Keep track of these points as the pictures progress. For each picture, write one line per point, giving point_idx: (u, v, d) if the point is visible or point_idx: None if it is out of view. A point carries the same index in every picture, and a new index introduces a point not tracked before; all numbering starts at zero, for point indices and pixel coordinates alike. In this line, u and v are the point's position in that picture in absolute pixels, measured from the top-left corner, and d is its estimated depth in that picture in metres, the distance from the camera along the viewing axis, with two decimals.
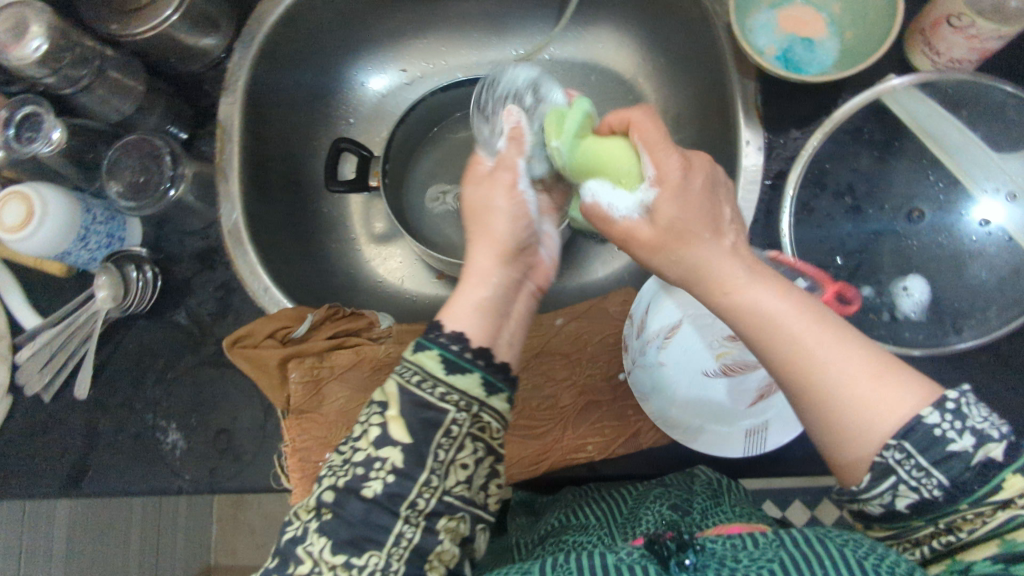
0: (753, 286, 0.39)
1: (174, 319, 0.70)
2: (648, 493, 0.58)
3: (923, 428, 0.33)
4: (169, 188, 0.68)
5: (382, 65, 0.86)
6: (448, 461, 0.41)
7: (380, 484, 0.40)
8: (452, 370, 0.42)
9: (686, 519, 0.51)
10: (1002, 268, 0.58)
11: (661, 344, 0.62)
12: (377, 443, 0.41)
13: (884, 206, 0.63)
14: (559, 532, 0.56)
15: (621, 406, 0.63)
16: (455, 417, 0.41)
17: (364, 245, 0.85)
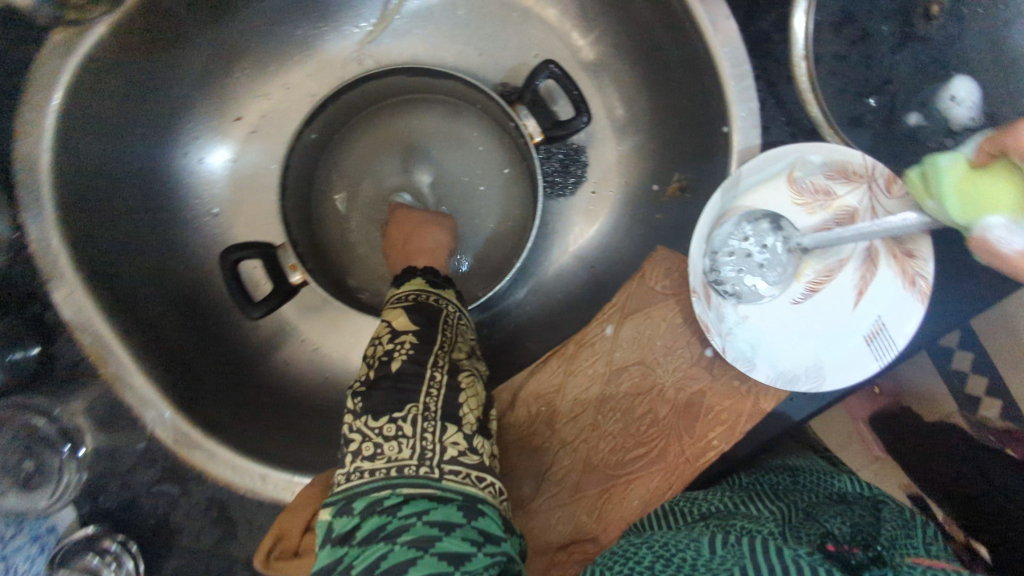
0: None
1: (177, 566, 0.55)
2: (822, 506, 0.47)
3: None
4: (74, 446, 0.53)
5: (212, 128, 0.64)
6: (454, 335, 0.49)
7: (404, 357, 0.45)
8: (439, 285, 0.52)
9: (882, 545, 0.41)
10: None
11: (735, 298, 0.52)
12: (393, 334, 0.47)
13: (890, 16, 0.51)
14: (720, 515, 0.46)
15: (725, 381, 0.53)
16: (449, 313, 0.50)
17: (317, 341, 0.67)
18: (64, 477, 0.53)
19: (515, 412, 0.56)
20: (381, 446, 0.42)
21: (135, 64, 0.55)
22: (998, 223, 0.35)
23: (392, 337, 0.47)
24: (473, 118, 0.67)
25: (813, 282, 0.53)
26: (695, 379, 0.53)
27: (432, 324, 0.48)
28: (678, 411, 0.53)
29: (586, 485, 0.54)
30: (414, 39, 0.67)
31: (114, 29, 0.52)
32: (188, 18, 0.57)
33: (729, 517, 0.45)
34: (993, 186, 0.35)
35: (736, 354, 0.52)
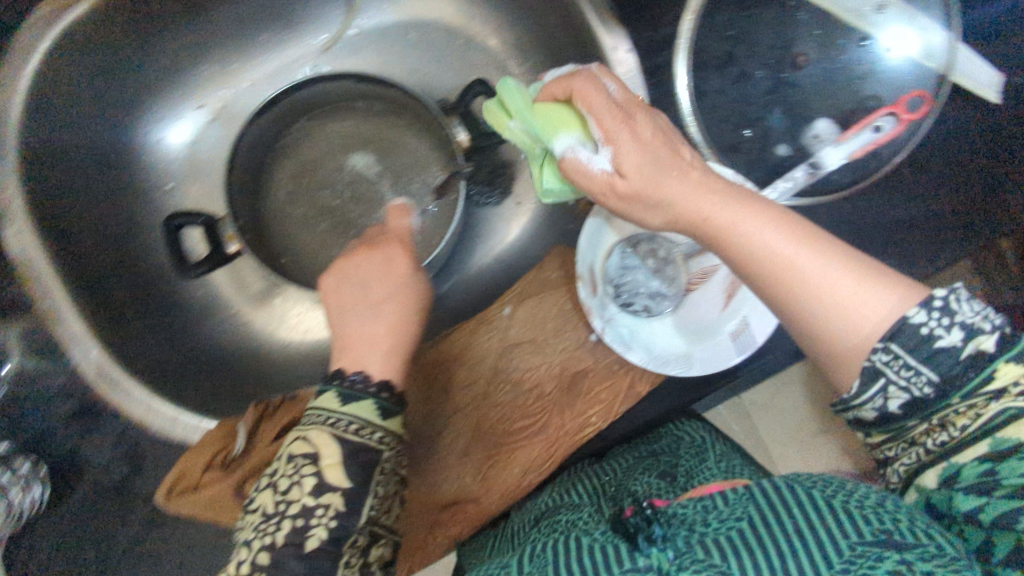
0: (754, 221, 0.36)
1: (81, 501, 0.58)
2: (635, 465, 0.55)
3: (911, 328, 0.33)
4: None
5: (174, 110, 0.71)
6: (384, 494, 0.41)
7: (325, 531, 0.38)
8: (387, 416, 0.41)
9: (675, 486, 0.50)
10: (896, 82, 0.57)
11: (624, 305, 0.58)
12: (319, 489, 0.38)
13: (768, 63, 0.59)
14: (550, 511, 0.53)
15: (607, 364, 0.59)
16: (388, 457, 0.41)
17: (247, 314, 0.72)
18: None
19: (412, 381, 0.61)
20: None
21: (107, 41, 0.62)
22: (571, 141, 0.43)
23: (313, 492, 0.38)
24: (417, 128, 0.75)
25: (691, 283, 0.59)
26: (579, 362, 0.59)
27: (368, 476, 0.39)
28: (561, 389, 0.59)
29: (473, 448, 0.59)
30: (371, 53, 0.76)
31: (95, 6, 0.59)
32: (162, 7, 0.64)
33: (556, 513, 0.52)
34: (551, 117, 0.45)
35: (615, 336, 0.57)
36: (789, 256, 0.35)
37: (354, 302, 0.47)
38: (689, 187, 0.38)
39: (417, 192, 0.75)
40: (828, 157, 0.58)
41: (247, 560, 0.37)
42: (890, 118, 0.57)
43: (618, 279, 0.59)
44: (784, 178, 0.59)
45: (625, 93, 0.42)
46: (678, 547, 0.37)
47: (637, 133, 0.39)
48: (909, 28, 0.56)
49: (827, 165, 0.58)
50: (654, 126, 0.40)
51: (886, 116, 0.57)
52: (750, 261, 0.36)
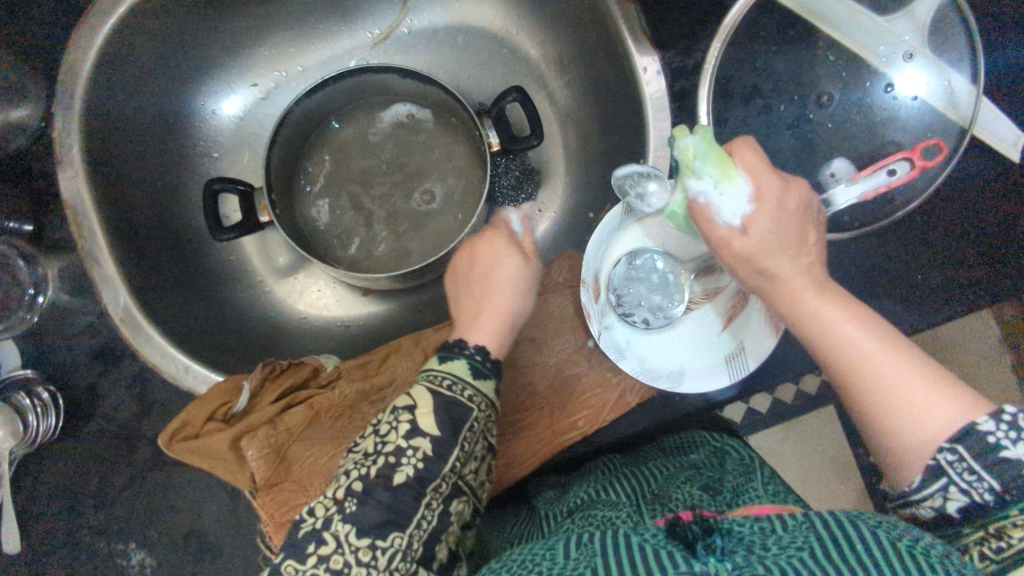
0: (830, 302, 0.40)
1: (92, 435, 0.62)
2: (676, 475, 0.52)
3: (977, 435, 0.34)
4: (36, 293, 0.62)
5: (230, 85, 0.76)
6: (468, 453, 0.42)
7: (413, 469, 0.40)
8: (478, 376, 0.44)
9: (720, 499, 0.46)
10: (915, 129, 0.59)
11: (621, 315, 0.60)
12: (409, 429, 0.41)
13: (793, 97, 0.62)
14: (586, 507, 0.50)
15: (601, 371, 0.60)
16: (481, 414, 0.43)
17: (272, 285, 0.76)
18: (20, 317, 0.62)
19: (400, 364, 0.63)
20: (352, 566, 0.38)
21: (180, 13, 0.67)
22: (706, 184, 0.42)
23: (407, 434, 0.41)
24: (454, 128, 0.79)
25: (692, 301, 0.60)
26: (573, 365, 0.61)
27: (454, 420, 0.42)
28: (554, 389, 0.61)
29: None
30: (419, 52, 0.80)
31: None
32: None
33: (590, 507, 0.49)
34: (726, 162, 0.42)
35: (609, 343, 0.58)
36: (864, 348, 0.38)
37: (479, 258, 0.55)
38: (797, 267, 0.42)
39: (437, 195, 0.80)
40: (839, 196, 0.57)
41: (341, 486, 0.40)
42: (905, 164, 0.58)
43: (619, 287, 0.60)
44: None
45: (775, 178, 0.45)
46: (739, 559, 0.32)
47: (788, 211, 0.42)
48: (931, 80, 0.58)
49: (837, 203, 0.57)
50: (795, 207, 0.43)
51: (901, 161, 0.58)
52: (819, 345, 0.40)
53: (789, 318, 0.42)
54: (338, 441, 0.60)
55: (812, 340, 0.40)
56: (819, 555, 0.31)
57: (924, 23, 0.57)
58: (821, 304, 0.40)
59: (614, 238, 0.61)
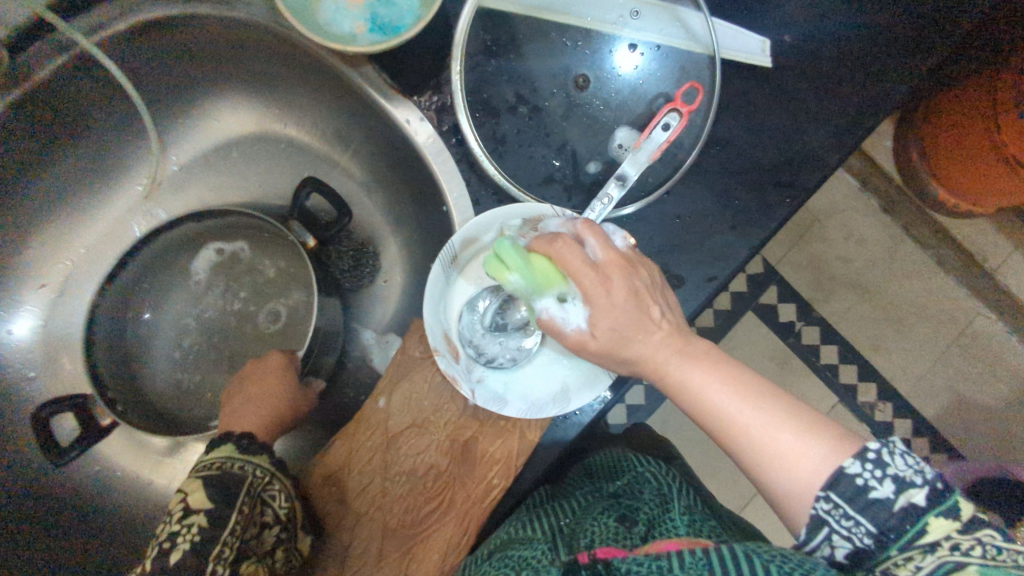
0: (692, 368, 0.49)
1: None
2: (595, 505, 0.59)
3: (846, 480, 0.42)
4: None
5: (15, 301, 0.71)
6: (247, 520, 0.50)
7: (187, 545, 0.46)
8: (247, 452, 0.55)
9: (632, 533, 0.53)
10: (669, 76, 0.61)
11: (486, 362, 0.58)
12: (184, 514, 0.48)
13: (554, 91, 0.61)
14: (503, 547, 0.56)
15: (492, 423, 0.59)
16: (252, 479, 0.52)
17: (153, 473, 0.73)
18: None
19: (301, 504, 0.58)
20: None
21: None
22: (550, 303, 0.51)
23: (183, 517, 0.48)
24: (268, 248, 0.77)
25: None
26: (466, 429, 0.59)
27: (223, 489, 0.50)
28: (455, 460, 0.58)
29: (387, 549, 0.57)
30: (198, 183, 0.76)
31: None
32: None
33: (510, 544, 0.55)
34: (546, 276, 0.49)
35: (486, 396, 0.57)
36: (733, 416, 0.46)
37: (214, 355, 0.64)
38: (654, 346, 0.49)
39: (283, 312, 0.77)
40: (630, 168, 0.58)
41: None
42: (674, 115, 0.58)
43: (473, 338, 0.59)
44: (598, 197, 0.58)
45: (607, 248, 0.49)
46: None
47: (622, 294, 0.48)
48: (665, 25, 0.61)
49: (631, 176, 0.58)
50: (627, 288, 0.48)
51: (669, 114, 0.58)
52: (698, 409, 0.48)
53: (661, 382, 0.50)
54: None
55: (691, 404, 0.49)
56: None
57: None
58: (684, 371, 0.49)
59: (451, 295, 0.59)
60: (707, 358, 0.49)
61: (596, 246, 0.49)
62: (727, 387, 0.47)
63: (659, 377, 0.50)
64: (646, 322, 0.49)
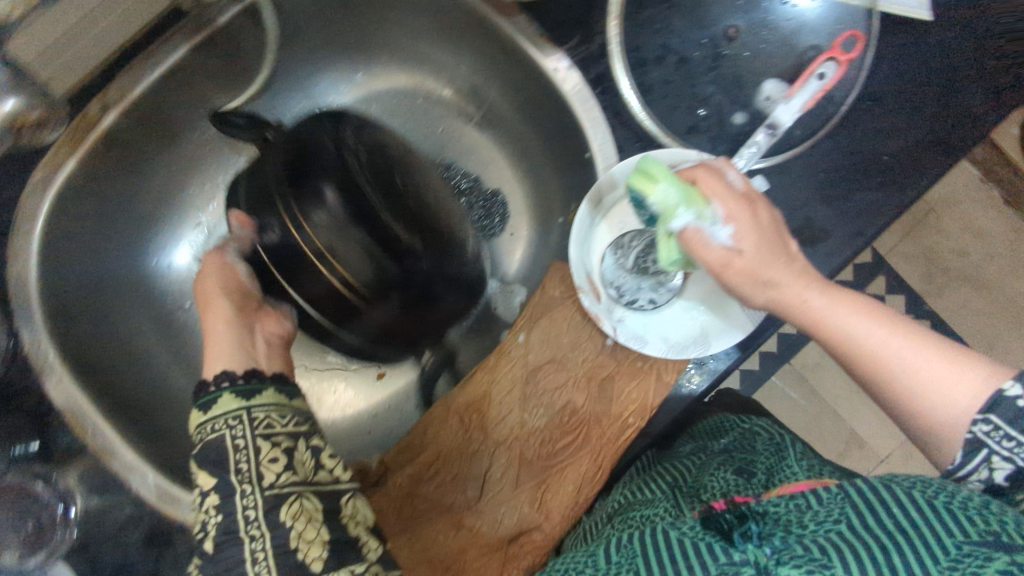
0: (821, 294, 0.44)
1: None
2: (709, 462, 0.59)
3: (1009, 401, 0.38)
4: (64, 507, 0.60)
5: (177, 234, 0.77)
6: (247, 460, 0.50)
7: (215, 526, 0.49)
8: (251, 395, 0.56)
9: (754, 482, 0.53)
10: (827, 26, 0.60)
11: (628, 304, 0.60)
12: (202, 502, 0.51)
13: (702, 42, 0.62)
14: (624, 511, 0.56)
15: (629, 362, 0.60)
16: (232, 431, 0.52)
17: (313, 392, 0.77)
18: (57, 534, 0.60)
19: (446, 432, 0.62)
20: None
21: (101, 186, 0.66)
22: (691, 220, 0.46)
23: (202, 502, 0.51)
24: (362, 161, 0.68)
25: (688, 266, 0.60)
26: (603, 367, 0.60)
27: (221, 464, 0.50)
28: (592, 396, 0.60)
29: (523, 478, 0.60)
30: None
31: (81, 161, 0.62)
32: (144, 147, 0.68)
33: (630, 510, 0.55)
34: (688, 189, 0.46)
35: (627, 335, 0.58)
36: (875, 345, 0.42)
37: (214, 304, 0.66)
38: (791, 273, 0.45)
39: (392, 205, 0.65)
40: (783, 115, 0.59)
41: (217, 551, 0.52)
42: (830, 64, 0.59)
43: (616, 280, 0.61)
44: (747, 144, 0.59)
45: (743, 182, 0.48)
46: (774, 542, 0.41)
47: (764, 223, 0.46)
48: None
49: (784, 122, 0.59)
50: (769, 217, 0.47)
51: (825, 63, 0.59)
52: (833, 342, 0.44)
53: (793, 311, 0.45)
54: (418, 529, 0.60)
55: (823, 335, 0.44)
56: (852, 524, 0.40)
57: None
58: (814, 298, 0.44)
59: (580, 226, 0.60)
60: (837, 285, 0.45)
61: (734, 179, 0.48)
62: (861, 314, 0.43)
63: (793, 305, 0.45)
64: (786, 250, 0.46)
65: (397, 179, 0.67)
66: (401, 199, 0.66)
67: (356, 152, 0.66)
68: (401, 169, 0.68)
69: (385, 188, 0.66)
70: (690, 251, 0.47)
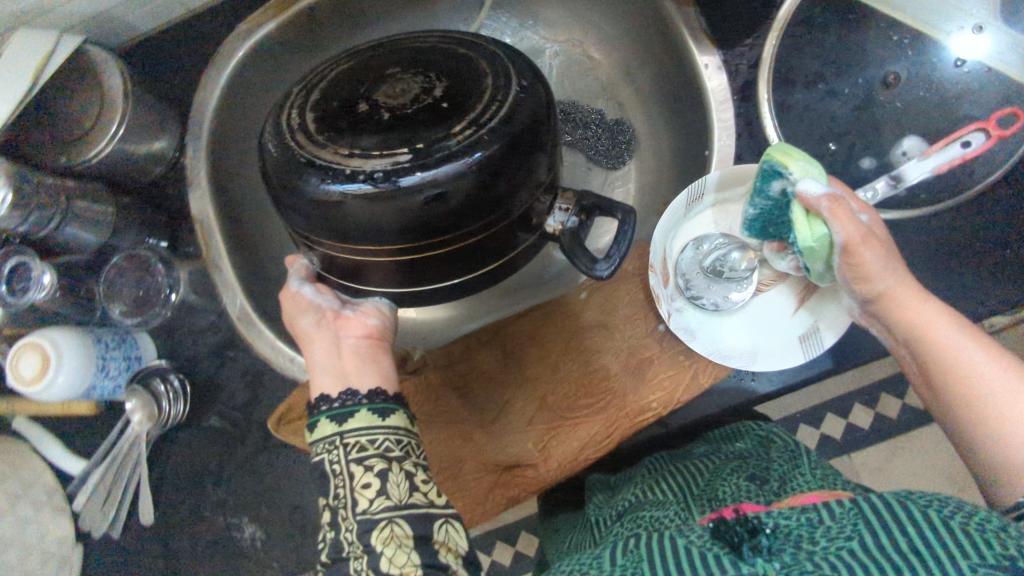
0: (928, 306, 0.42)
1: (211, 422, 0.70)
2: (723, 467, 0.56)
3: None
4: (169, 291, 0.70)
5: None
6: (348, 490, 0.40)
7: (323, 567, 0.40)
8: (337, 419, 0.43)
9: (766, 490, 0.49)
10: (993, 99, 0.57)
11: (691, 298, 0.61)
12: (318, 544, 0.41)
13: (857, 81, 0.61)
14: (635, 510, 0.53)
15: (674, 353, 0.62)
16: (331, 456, 0.41)
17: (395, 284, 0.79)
18: (156, 310, 0.70)
19: (488, 353, 0.67)
20: None
21: (285, 53, 0.75)
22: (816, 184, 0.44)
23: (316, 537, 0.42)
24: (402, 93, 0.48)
25: (762, 284, 0.61)
26: (648, 348, 0.63)
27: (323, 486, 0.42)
28: (629, 371, 0.62)
29: (538, 418, 0.63)
30: None
31: (279, 24, 0.72)
32: (330, 32, 0.76)
33: (639, 509, 0.52)
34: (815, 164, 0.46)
35: (680, 325, 0.60)
36: (975, 365, 0.39)
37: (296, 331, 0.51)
38: (908, 285, 0.43)
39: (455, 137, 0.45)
40: (911, 171, 0.58)
41: None
42: (980, 134, 0.57)
43: (688, 273, 0.62)
44: (864, 188, 0.59)
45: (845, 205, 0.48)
46: (784, 559, 0.35)
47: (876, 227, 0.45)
48: (1013, 51, 0.57)
49: (909, 179, 0.58)
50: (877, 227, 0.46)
51: (975, 133, 0.57)
52: (931, 363, 0.41)
53: (908, 330, 0.42)
54: (434, 424, 0.64)
55: (921, 344, 0.42)
56: (867, 546, 0.34)
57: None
58: (924, 308, 0.42)
59: (677, 214, 0.62)
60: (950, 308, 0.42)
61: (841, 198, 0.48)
62: (966, 333, 0.41)
63: (904, 312, 0.42)
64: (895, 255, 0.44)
65: (364, 88, 0.49)
66: (372, 114, 0.47)
67: (312, 107, 0.49)
68: (366, 79, 0.50)
69: (348, 125, 0.47)
70: (833, 224, 0.42)
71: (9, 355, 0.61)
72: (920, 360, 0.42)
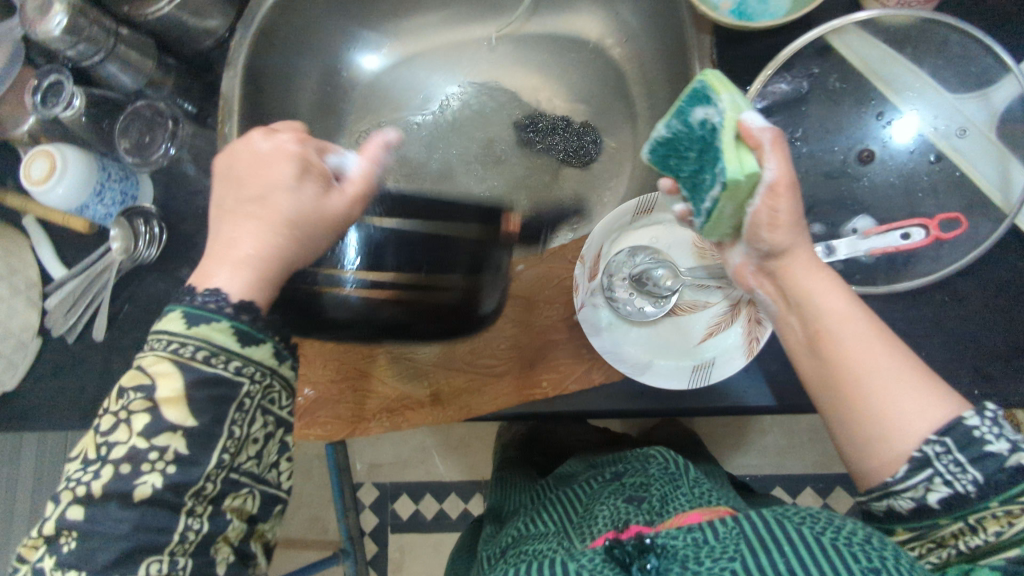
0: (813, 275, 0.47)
1: (176, 273, 0.78)
2: (600, 491, 0.59)
3: (964, 429, 0.39)
4: (168, 147, 0.76)
5: (375, 44, 0.91)
6: (241, 435, 0.40)
7: (156, 480, 0.37)
8: (245, 343, 0.40)
9: (644, 508, 0.52)
10: (955, 204, 0.59)
11: (610, 299, 0.64)
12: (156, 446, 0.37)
13: (836, 149, 0.63)
14: (519, 546, 0.55)
15: (577, 343, 0.66)
16: (252, 388, 0.40)
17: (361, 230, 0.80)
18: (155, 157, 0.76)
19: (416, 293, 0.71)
20: None
21: None
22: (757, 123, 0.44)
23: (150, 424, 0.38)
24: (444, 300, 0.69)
25: (678, 307, 0.64)
26: (556, 331, 0.67)
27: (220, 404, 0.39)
28: (534, 348, 0.67)
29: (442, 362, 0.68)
30: (530, 53, 0.90)
31: None
32: None
33: (528, 543, 0.55)
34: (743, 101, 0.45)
35: (589, 317, 0.63)
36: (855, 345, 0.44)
37: (228, 205, 0.48)
38: (814, 271, 0.47)
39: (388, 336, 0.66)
40: (844, 246, 0.59)
41: (52, 517, 0.37)
42: (921, 230, 0.58)
43: (614, 274, 0.65)
44: None
45: None
46: None
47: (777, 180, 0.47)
48: (986, 161, 0.58)
49: (840, 253, 0.59)
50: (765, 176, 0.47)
51: (916, 227, 0.58)
52: (822, 340, 0.45)
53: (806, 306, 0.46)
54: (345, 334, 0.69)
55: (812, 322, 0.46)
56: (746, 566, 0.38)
57: (999, 110, 0.58)
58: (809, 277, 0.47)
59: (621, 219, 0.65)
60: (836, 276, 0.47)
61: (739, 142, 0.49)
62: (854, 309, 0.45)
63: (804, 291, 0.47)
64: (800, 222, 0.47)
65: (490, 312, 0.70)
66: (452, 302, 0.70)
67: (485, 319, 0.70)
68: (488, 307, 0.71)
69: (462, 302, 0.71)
70: (766, 159, 0.43)
71: (27, 157, 0.71)
72: (812, 336, 0.46)
